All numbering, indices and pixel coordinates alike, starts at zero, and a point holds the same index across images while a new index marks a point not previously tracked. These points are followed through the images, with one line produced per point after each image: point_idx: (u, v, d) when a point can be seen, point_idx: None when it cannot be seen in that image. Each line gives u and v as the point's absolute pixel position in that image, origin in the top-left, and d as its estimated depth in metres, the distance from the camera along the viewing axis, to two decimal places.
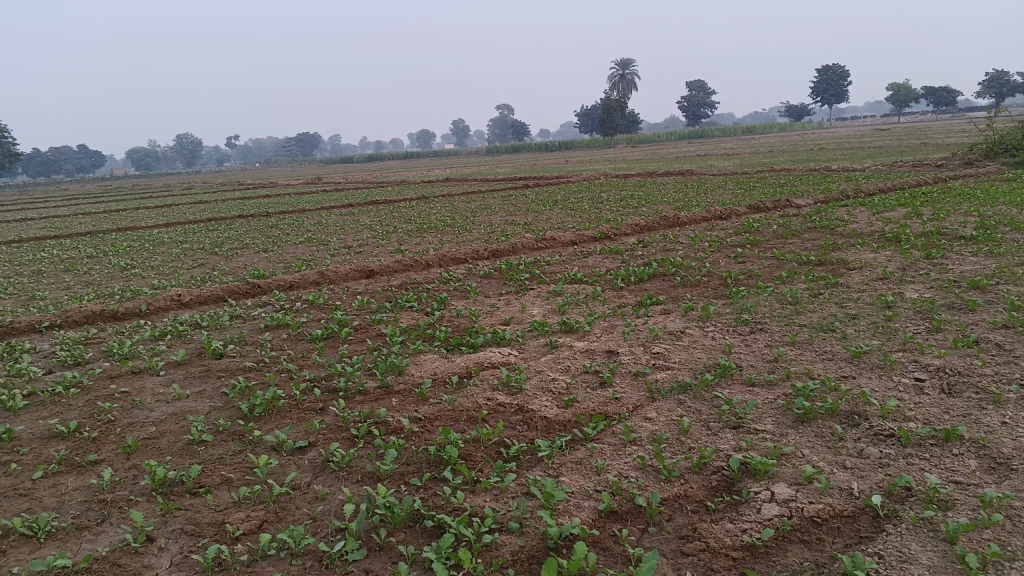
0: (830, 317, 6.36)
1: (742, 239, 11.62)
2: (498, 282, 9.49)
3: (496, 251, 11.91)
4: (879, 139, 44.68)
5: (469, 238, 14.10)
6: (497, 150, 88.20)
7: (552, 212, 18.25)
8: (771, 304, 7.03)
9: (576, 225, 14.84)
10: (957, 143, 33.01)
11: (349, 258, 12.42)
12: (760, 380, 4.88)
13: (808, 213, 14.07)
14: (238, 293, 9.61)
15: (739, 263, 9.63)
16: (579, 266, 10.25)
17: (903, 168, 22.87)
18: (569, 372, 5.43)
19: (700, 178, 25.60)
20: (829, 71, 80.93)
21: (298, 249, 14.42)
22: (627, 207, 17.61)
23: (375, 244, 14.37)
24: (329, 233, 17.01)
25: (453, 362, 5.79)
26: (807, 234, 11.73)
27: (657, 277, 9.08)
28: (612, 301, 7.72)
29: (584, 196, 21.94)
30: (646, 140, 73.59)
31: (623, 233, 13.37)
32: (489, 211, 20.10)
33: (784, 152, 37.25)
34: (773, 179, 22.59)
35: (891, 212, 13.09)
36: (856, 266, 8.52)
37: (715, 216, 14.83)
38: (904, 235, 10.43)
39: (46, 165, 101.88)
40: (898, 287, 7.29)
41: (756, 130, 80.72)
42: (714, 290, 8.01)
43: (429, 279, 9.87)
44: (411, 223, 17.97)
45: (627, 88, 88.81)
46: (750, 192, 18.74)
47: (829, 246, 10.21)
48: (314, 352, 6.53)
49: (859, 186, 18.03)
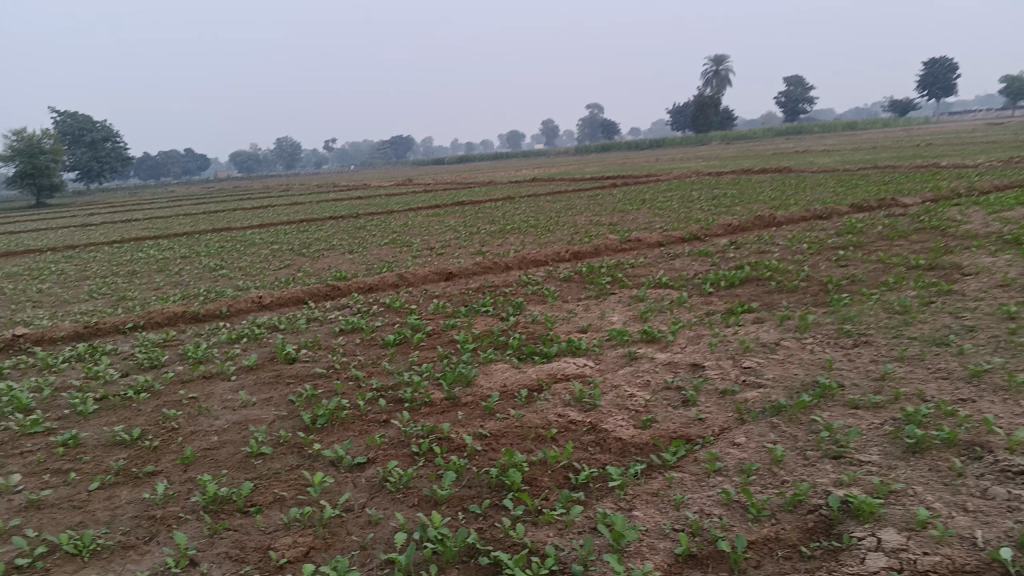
0: (943, 330, 5.74)
1: (843, 241, 10.89)
2: (579, 286, 9.13)
3: (580, 253, 11.53)
4: (992, 134, 42.15)
5: (553, 239, 13.77)
6: (587, 149, 87.49)
7: (640, 212, 17.72)
8: (876, 313, 6.43)
9: (664, 225, 14.31)
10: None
11: (430, 260, 12.27)
12: (865, 403, 4.37)
13: (915, 213, 13.16)
14: (317, 295, 9.54)
15: (839, 267, 8.98)
16: (665, 270, 9.78)
17: (1022, 163, 21.29)
18: (650, 387, 5.04)
19: (797, 176, 24.51)
20: (937, 63, 77.02)
21: (382, 250, 14.40)
22: (718, 206, 16.94)
23: (457, 245, 14.19)
24: (413, 234, 16.97)
25: (526, 373, 5.47)
26: (915, 235, 10.92)
27: (749, 282, 8.53)
28: (699, 309, 7.25)
29: (674, 196, 21.27)
30: (740, 137, 71.62)
31: (713, 234, 12.77)
32: (574, 211, 19.71)
33: (889, 149, 35.49)
34: (877, 176, 21.40)
35: (1010, 212, 12.07)
36: (972, 272, 7.77)
37: (812, 216, 14.04)
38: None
39: (155, 168, 106.89)
40: (1021, 295, 6.57)
41: (857, 125, 77.48)
42: (812, 298, 7.43)
43: (508, 282, 9.58)
44: (495, 224, 17.77)
45: (721, 84, 86.70)
46: (852, 190, 17.72)
47: (941, 249, 9.41)
48: (384, 359, 6.31)
49: (972, 183, 16.84)
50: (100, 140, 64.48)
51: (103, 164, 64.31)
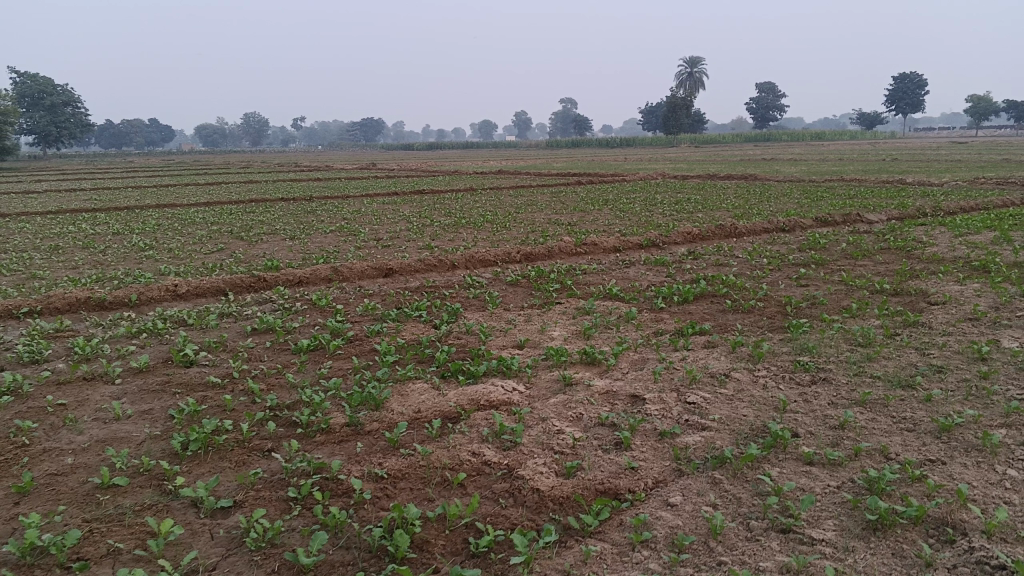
0: (910, 370, 5.20)
1: (805, 258, 10.39)
2: (525, 292, 8.50)
3: (531, 255, 10.89)
4: (955, 151, 42.52)
5: (506, 237, 13.10)
6: (557, 143, 86.96)
7: (601, 213, 17.15)
8: (838, 345, 5.88)
9: (623, 229, 13.73)
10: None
11: (373, 252, 11.57)
12: (821, 459, 3.80)
13: (880, 231, 12.78)
14: (240, 286, 8.79)
15: (801, 286, 8.46)
16: (618, 278, 9.20)
17: (986, 185, 21.21)
18: (581, 421, 4.42)
19: (763, 184, 24.18)
20: (906, 79, 77.92)
21: (326, 238, 13.66)
22: (681, 211, 16.46)
23: (406, 237, 13.50)
24: (363, 222, 16.24)
25: (444, 397, 4.81)
26: (880, 255, 10.49)
27: (705, 299, 7.95)
28: (648, 327, 6.65)
29: (637, 198, 20.73)
30: (711, 142, 71.71)
31: (673, 241, 12.23)
32: (533, 207, 19.09)
33: (856, 161, 35.46)
34: (843, 189, 21.14)
35: (976, 236, 11.73)
36: (939, 302, 7.29)
37: (775, 228, 13.60)
38: (994, 264, 9.14)
39: (115, 136, 104.10)
40: (992, 332, 6.08)
41: (825, 136, 78.06)
42: (770, 321, 6.86)
43: (449, 283, 8.91)
44: (451, 216, 17.09)
45: (693, 87, 86.77)
46: (817, 203, 17.35)
47: (906, 273, 8.98)
48: (291, 369, 5.62)
49: (938, 202, 16.58)
50: (59, 106, 62.46)
51: (61, 131, 62.31)
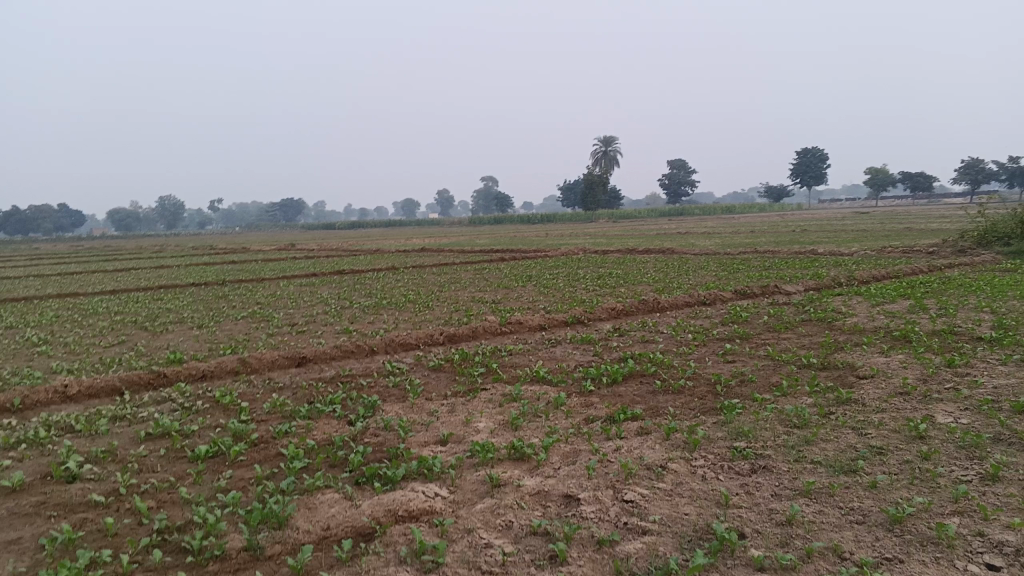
0: (850, 454, 4.99)
1: (730, 332, 10.32)
2: (448, 377, 8.09)
3: (453, 336, 10.50)
4: (859, 220, 44.53)
5: (428, 318, 12.70)
6: (480, 220, 87.72)
7: (524, 290, 16.96)
8: (773, 426, 5.65)
9: (547, 306, 13.52)
10: (942, 228, 32.66)
11: (288, 339, 11.02)
12: (772, 565, 3.49)
13: (800, 302, 12.90)
14: (138, 384, 8.12)
15: (728, 362, 8.31)
16: (544, 359, 8.89)
17: (892, 253, 22.02)
18: (511, 530, 4.01)
19: (681, 257, 24.57)
20: (808, 153, 81.97)
21: (238, 325, 13.00)
22: (604, 286, 16.42)
23: (323, 321, 12.97)
24: (279, 306, 15.62)
25: (358, 510, 4.34)
26: (803, 327, 10.51)
27: (634, 379, 7.69)
28: (577, 412, 6.31)
29: (559, 273, 20.69)
30: (628, 216, 73.44)
31: (598, 318, 12.05)
32: (456, 286, 18.80)
33: (767, 232, 36.63)
34: (759, 260, 21.61)
35: (892, 304, 11.95)
36: (868, 375, 7.21)
37: (698, 301, 13.61)
38: (914, 333, 9.21)
39: (19, 221, 100.18)
40: (925, 407, 5.97)
41: (737, 209, 80.95)
42: (702, 402, 6.62)
43: (367, 371, 8.43)
44: (371, 297, 16.63)
45: (609, 164, 89.24)
46: (735, 275, 17.60)
47: (831, 345, 8.95)
48: (188, 481, 5.05)
49: (851, 272, 17.01)
50: None
51: None
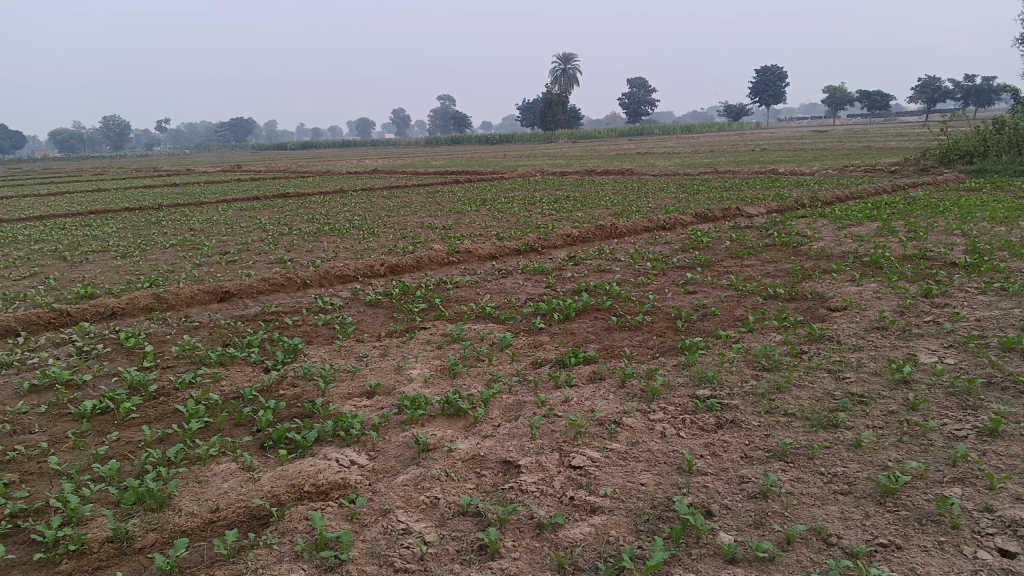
0: (828, 404, 4.41)
1: (691, 259, 9.67)
2: (384, 313, 7.36)
3: (395, 266, 9.70)
4: (820, 140, 44.10)
5: (370, 247, 11.83)
6: (438, 140, 85.67)
7: (477, 214, 16.14)
8: (741, 370, 5.04)
9: (500, 232, 12.73)
10: (902, 146, 32.33)
11: (216, 271, 10.15)
12: (746, 555, 2.89)
13: (763, 225, 12.33)
14: (36, 325, 7.27)
15: (690, 294, 7.69)
16: (491, 292, 8.19)
17: (854, 173, 21.54)
18: (435, 510, 3.35)
19: (639, 179, 23.81)
20: (768, 71, 81.09)
21: (165, 255, 12.04)
22: (559, 210, 15.68)
23: (258, 250, 12.07)
24: (214, 233, 14.64)
25: (256, 486, 3.64)
26: (766, 253, 9.92)
27: (589, 314, 7.01)
28: (523, 355, 5.63)
29: (515, 196, 19.81)
30: (587, 137, 72.16)
31: (551, 245, 11.34)
32: (406, 210, 17.86)
33: (727, 153, 35.99)
34: (720, 182, 21.00)
35: (859, 227, 11.39)
36: (840, 308, 6.64)
37: (657, 225, 12.96)
38: (885, 259, 8.66)
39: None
40: (907, 345, 5.41)
41: (696, 129, 80.01)
42: (661, 341, 5.99)
43: (295, 308, 7.64)
44: (313, 223, 15.68)
45: (567, 83, 87.29)
46: (696, 197, 16.94)
47: (798, 273, 8.39)
48: (64, 447, 4.31)
49: (814, 192, 16.48)
50: None
51: None
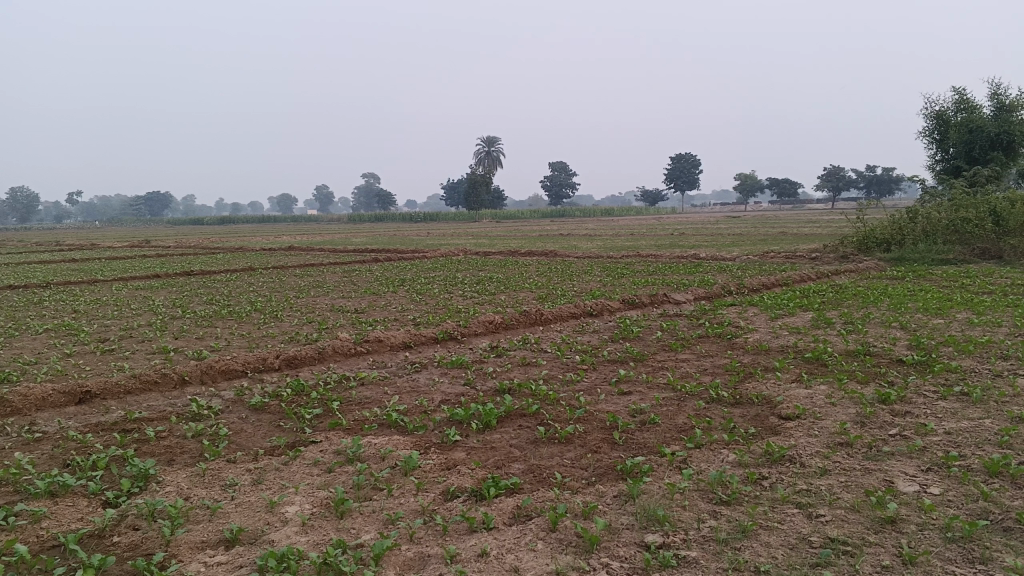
0: (805, 557, 3.55)
1: (622, 352, 8.89)
2: (271, 421, 6.23)
3: (294, 359, 8.60)
4: (738, 225, 45.12)
5: (270, 334, 10.66)
6: (359, 218, 84.69)
7: (393, 296, 15.18)
8: (695, 506, 4.16)
9: (416, 318, 11.74)
10: (818, 233, 33.11)
11: (86, 363, 8.84)
12: None
13: (694, 313, 11.75)
14: None
15: (625, 396, 6.84)
16: (399, 392, 7.16)
17: (777, 258, 21.54)
18: None
19: (563, 261, 23.31)
20: (684, 158, 83.83)
21: (32, 342, 10.60)
22: (481, 294, 14.86)
23: (143, 337, 10.77)
24: (99, 315, 13.24)
25: None
26: (701, 346, 9.23)
27: (511, 421, 6.05)
28: (432, 482, 4.63)
29: (434, 277, 18.91)
30: (511, 218, 72.51)
31: (471, 332, 10.42)
32: (317, 291, 16.73)
33: (649, 236, 36.21)
34: (644, 265, 20.69)
35: (793, 318, 10.88)
36: (794, 417, 5.87)
37: (584, 311, 12.23)
38: (829, 355, 8.05)
39: None
40: (880, 469, 4.63)
41: (617, 211, 81.45)
42: (596, 459, 5.07)
43: (165, 415, 6.44)
44: (213, 305, 14.41)
45: (491, 165, 88.23)
46: (621, 281, 16.41)
47: (740, 370, 7.68)
48: None
49: (741, 278, 16.16)
50: None
51: None
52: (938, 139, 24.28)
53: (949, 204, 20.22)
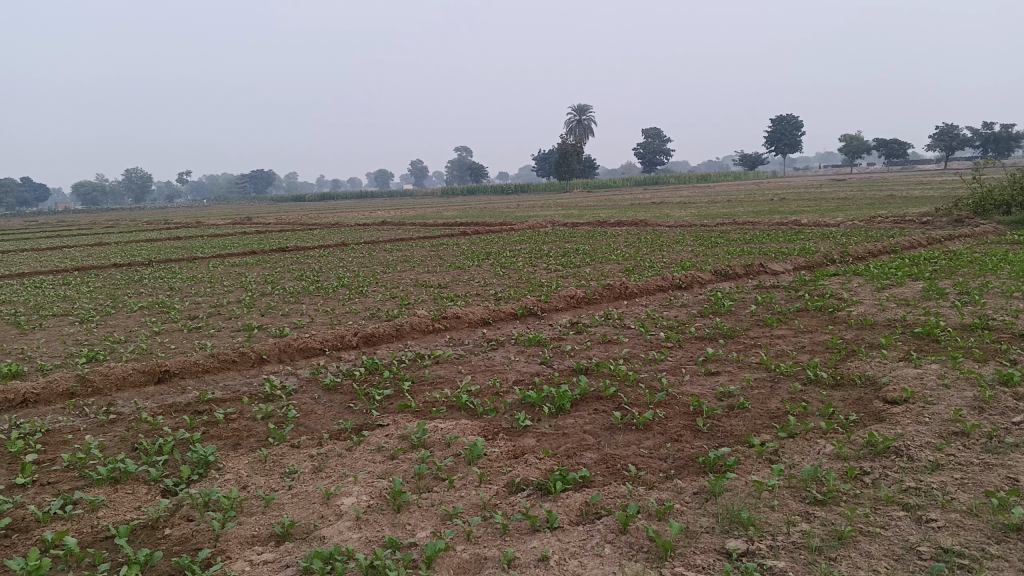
0: (914, 572, 3.07)
1: (711, 328, 8.36)
2: (341, 403, 6.07)
3: (371, 337, 8.46)
4: (841, 189, 43.03)
5: (351, 310, 10.59)
6: (451, 191, 85.16)
7: (478, 270, 14.96)
8: (785, 507, 3.72)
9: (498, 293, 11.48)
10: (930, 195, 31.11)
11: (172, 341, 8.95)
12: None
13: (791, 285, 11.05)
14: None
15: (712, 377, 6.37)
16: (474, 371, 6.89)
17: (883, 224, 20.27)
18: None
19: (654, 231, 22.62)
20: (783, 121, 80.53)
21: (126, 320, 10.86)
22: (566, 266, 14.47)
23: (230, 314, 10.88)
24: (192, 293, 13.53)
25: None
26: (799, 320, 8.61)
27: (587, 404, 5.69)
28: (496, 472, 4.33)
29: (521, 250, 18.62)
30: (602, 187, 71.43)
31: (552, 308, 10.07)
32: (403, 266, 16.70)
33: (746, 202, 34.88)
34: (738, 234, 19.80)
35: (900, 289, 10.06)
36: (901, 401, 5.29)
37: (673, 284, 11.70)
38: (942, 330, 7.32)
39: None
40: (1005, 465, 4.05)
41: (713, 178, 79.08)
42: (676, 449, 4.66)
43: (237, 396, 6.37)
44: (300, 281, 14.52)
45: (582, 133, 86.99)
46: (714, 251, 15.69)
47: (841, 348, 7.06)
48: None
49: (844, 245, 15.20)
50: None
51: None
52: None
53: None
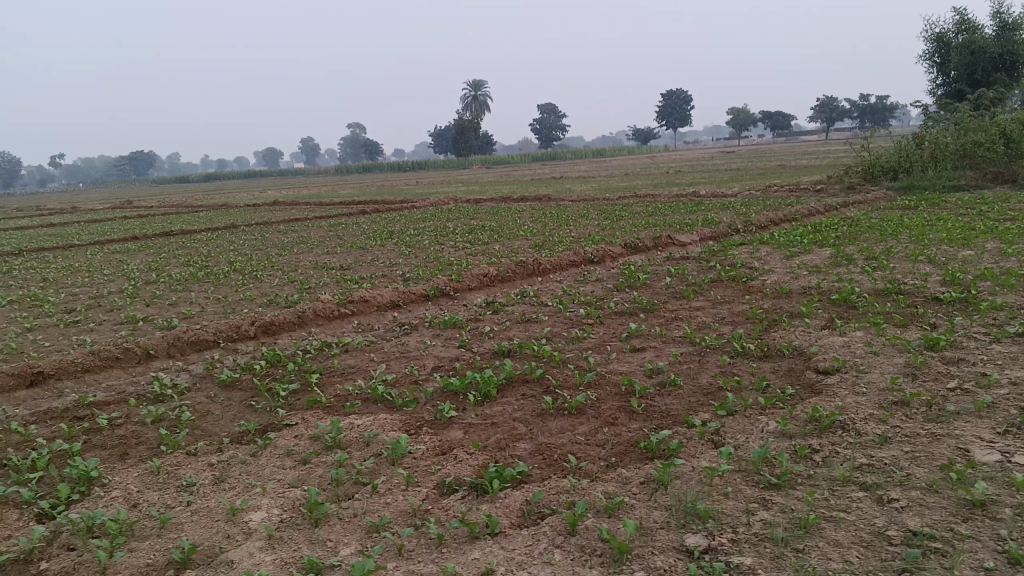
0: (889, 560, 2.85)
1: (630, 302, 8.15)
2: (242, 400, 5.51)
3: (272, 325, 7.85)
4: (733, 160, 44.15)
5: (248, 297, 9.88)
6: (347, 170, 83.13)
7: (381, 250, 14.38)
8: (740, 494, 3.46)
9: (406, 273, 10.98)
10: (818, 164, 32.19)
11: (46, 338, 8.08)
12: None
13: (702, 255, 11.00)
14: None
15: (639, 353, 6.13)
16: (387, 359, 6.42)
17: (779, 193, 20.74)
18: None
19: (557, 206, 22.48)
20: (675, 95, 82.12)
21: None
22: (473, 243, 14.07)
23: (113, 305, 9.99)
24: (69, 284, 12.43)
25: None
26: (715, 291, 8.50)
27: (513, 390, 5.33)
28: (424, 472, 3.93)
29: (424, 228, 18.12)
30: (501, 164, 71.13)
31: (464, 287, 9.66)
32: (302, 248, 15.93)
33: (645, 175, 35.28)
34: (641, 206, 19.86)
35: (809, 256, 10.14)
36: (834, 372, 5.16)
37: (584, 258, 11.48)
38: (858, 296, 7.31)
39: None
40: (952, 435, 3.92)
41: (609, 152, 79.99)
42: (614, 434, 4.36)
43: (124, 398, 5.70)
44: (190, 267, 13.58)
45: (479, 109, 86.33)
46: (620, 224, 15.60)
47: (764, 318, 6.95)
48: None
49: (746, 215, 15.39)
50: None
51: None
52: (939, 62, 23.24)
53: (956, 128, 19.33)
